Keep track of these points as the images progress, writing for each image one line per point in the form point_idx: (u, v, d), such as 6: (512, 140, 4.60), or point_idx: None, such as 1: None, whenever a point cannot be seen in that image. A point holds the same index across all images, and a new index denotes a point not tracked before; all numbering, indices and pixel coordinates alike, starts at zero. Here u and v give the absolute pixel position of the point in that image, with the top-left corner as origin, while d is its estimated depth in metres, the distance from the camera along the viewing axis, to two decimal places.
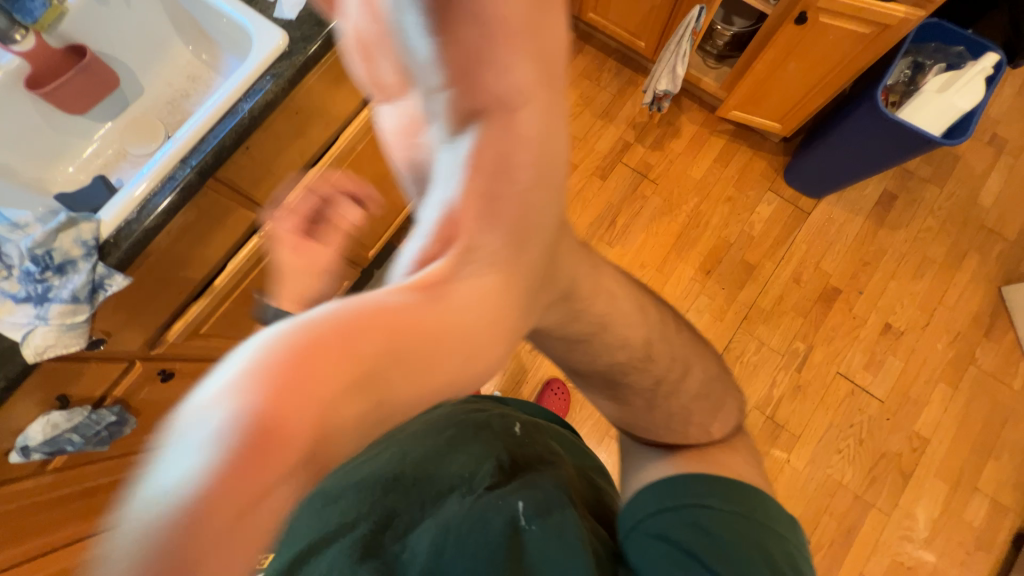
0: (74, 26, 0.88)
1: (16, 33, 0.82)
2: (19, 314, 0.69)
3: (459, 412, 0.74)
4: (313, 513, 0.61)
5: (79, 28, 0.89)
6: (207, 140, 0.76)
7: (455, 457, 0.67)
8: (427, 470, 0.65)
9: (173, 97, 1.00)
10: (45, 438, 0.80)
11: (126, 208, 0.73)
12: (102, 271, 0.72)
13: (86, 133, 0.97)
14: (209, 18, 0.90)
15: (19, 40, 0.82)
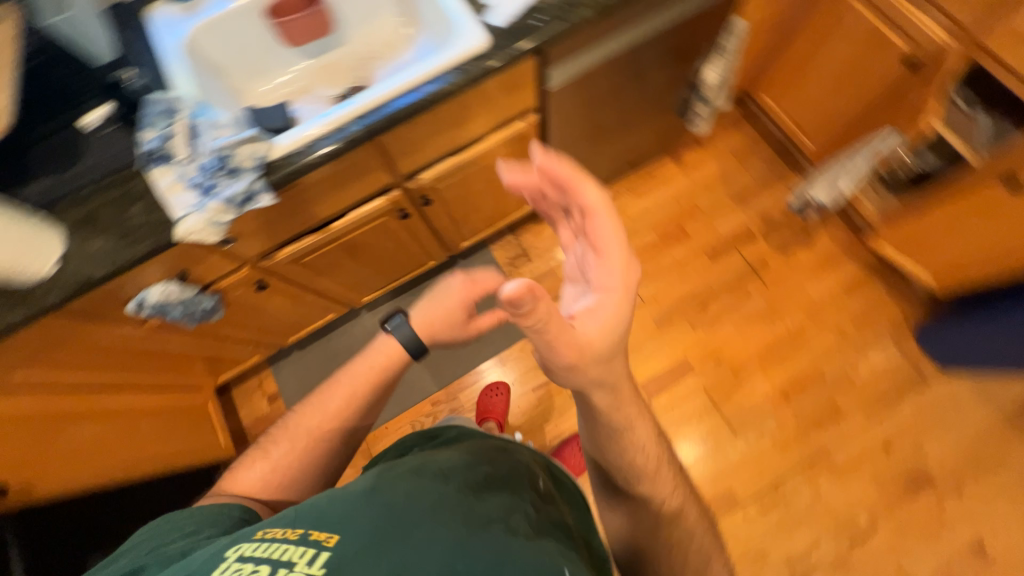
0: None
1: None
2: (186, 196, 0.79)
3: (493, 452, 0.68)
4: (365, 511, 0.53)
5: None
6: (383, 108, 0.84)
7: (492, 487, 0.58)
8: (473, 495, 0.56)
9: (365, 57, 1.10)
10: (157, 300, 0.91)
11: (298, 141, 0.81)
12: (257, 186, 0.79)
13: (289, 64, 1.07)
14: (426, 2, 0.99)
15: None
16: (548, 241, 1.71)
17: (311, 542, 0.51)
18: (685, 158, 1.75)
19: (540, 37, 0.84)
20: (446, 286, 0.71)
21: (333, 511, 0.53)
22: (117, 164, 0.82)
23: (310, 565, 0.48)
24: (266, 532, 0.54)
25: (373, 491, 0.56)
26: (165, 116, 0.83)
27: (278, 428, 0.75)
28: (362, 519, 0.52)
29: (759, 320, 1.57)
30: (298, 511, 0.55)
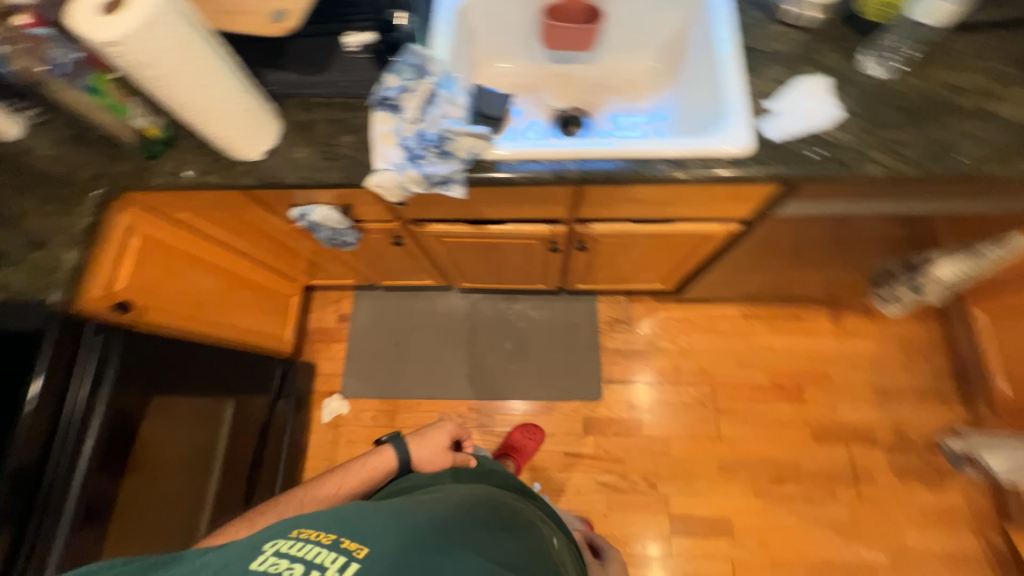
0: None
1: None
2: (392, 152, 0.80)
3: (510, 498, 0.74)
4: (396, 528, 0.56)
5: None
6: (610, 162, 0.78)
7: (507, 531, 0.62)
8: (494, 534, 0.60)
9: (604, 85, 1.06)
10: (316, 219, 0.95)
11: (515, 154, 0.78)
12: (456, 176, 0.78)
13: (532, 59, 1.05)
14: (699, 70, 0.91)
15: None
16: (656, 322, 1.61)
17: (341, 551, 0.53)
18: (842, 320, 1.56)
19: (807, 173, 0.75)
20: (438, 431, 0.92)
21: (369, 521, 0.57)
22: (355, 93, 0.85)
23: (343, 574, 0.50)
24: (297, 533, 0.55)
25: (404, 514, 0.59)
26: (412, 70, 0.83)
27: (270, 502, 0.81)
28: (394, 533, 0.55)
29: (831, 530, 1.37)
30: (329, 516, 0.58)
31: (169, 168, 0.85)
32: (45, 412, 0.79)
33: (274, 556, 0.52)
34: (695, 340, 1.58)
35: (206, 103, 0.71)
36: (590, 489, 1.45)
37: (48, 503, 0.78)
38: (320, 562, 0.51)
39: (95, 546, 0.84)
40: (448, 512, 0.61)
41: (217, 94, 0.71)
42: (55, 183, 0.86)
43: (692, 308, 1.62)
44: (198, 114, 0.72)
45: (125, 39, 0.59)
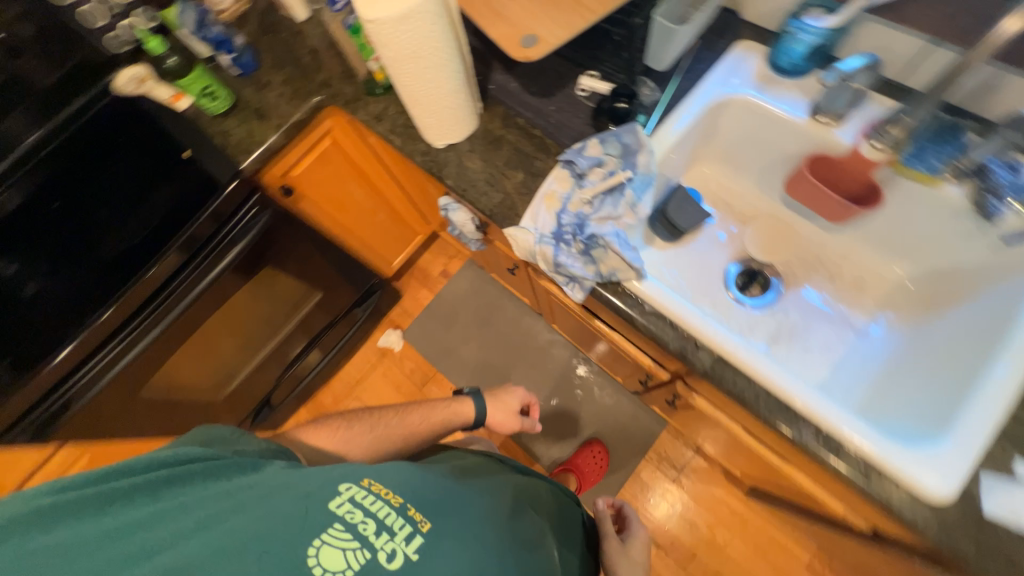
0: (911, 192, 0.70)
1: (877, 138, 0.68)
2: (546, 217, 0.74)
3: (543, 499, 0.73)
4: (461, 510, 0.56)
5: (908, 195, 0.70)
6: (752, 383, 0.62)
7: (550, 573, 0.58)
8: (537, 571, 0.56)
9: (824, 265, 0.84)
10: (452, 218, 0.93)
11: (657, 302, 0.66)
12: (584, 283, 0.70)
13: (762, 189, 0.87)
14: (958, 342, 0.66)
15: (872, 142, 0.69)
16: (708, 495, 1.38)
17: (409, 519, 0.52)
18: None
19: None
20: (512, 394, 0.96)
21: (436, 501, 0.55)
22: (554, 137, 0.80)
23: (409, 546, 0.50)
24: (366, 483, 0.54)
25: (468, 502, 0.57)
26: (620, 149, 0.74)
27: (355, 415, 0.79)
28: (456, 515, 0.55)
29: None
30: (401, 480, 0.56)
31: (374, 109, 0.91)
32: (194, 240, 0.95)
33: (349, 503, 0.52)
34: (730, 542, 1.33)
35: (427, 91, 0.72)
36: None
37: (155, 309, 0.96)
38: (393, 532, 0.51)
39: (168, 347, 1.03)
40: (500, 525, 0.58)
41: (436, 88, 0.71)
42: (299, 73, 0.99)
43: (757, 513, 1.34)
44: (416, 99, 0.73)
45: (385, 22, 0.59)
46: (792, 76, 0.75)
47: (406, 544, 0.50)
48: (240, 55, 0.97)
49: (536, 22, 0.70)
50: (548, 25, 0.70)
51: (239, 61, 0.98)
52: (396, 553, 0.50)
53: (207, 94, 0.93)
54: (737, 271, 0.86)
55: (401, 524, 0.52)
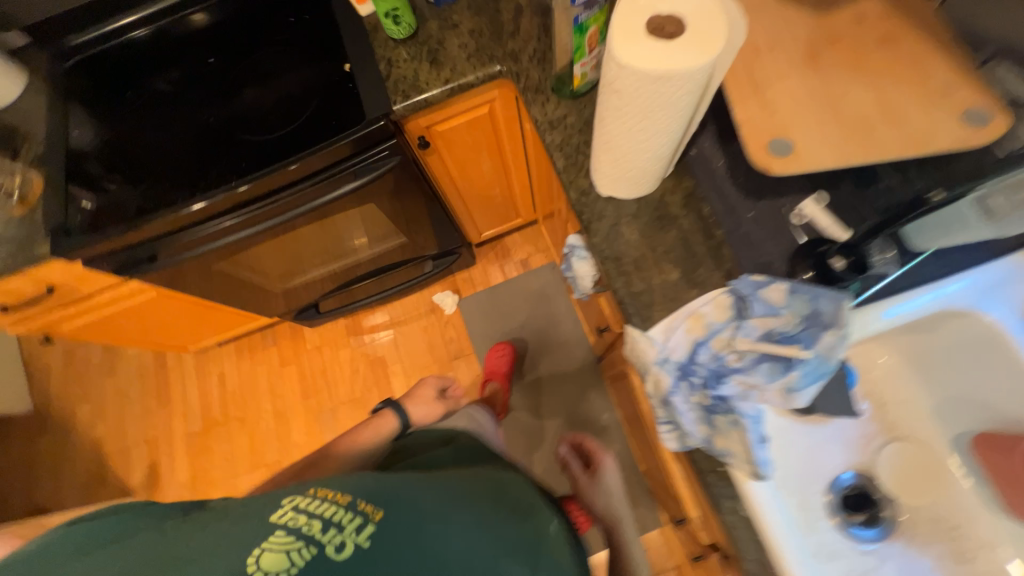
0: None
1: None
2: (679, 340, 0.62)
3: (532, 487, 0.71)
4: (400, 492, 0.53)
5: None
6: None
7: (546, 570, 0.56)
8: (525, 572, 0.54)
9: (957, 537, 0.68)
10: (573, 264, 0.83)
11: (757, 512, 0.55)
12: (685, 439, 0.59)
13: (934, 414, 0.71)
14: None
15: None
16: None
17: (359, 512, 0.49)
18: None
19: None
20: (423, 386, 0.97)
21: (391, 490, 0.53)
22: (735, 253, 0.65)
23: (359, 537, 0.47)
24: (311, 492, 0.50)
25: (428, 492, 0.54)
26: (807, 310, 0.60)
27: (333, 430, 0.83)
28: (404, 497, 0.52)
29: None
30: (348, 482, 0.52)
31: (550, 113, 0.78)
32: (318, 162, 0.88)
33: (293, 510, 0.48)
34: None
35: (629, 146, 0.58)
36: None
37: (265, 204, 0.91)
38: (343, 523, 0.47)
39: (256, 240, 0.99)
40: (478, 515, 0.55)
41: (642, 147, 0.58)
42: (492, 30, 0.86)
43: None
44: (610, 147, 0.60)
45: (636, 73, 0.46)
46: None
47: (364, 542, 0.47)
48: None
49: (800, 126, 0.55)
50: (815, 139, 0.54)
51: None
52: (347, 545, 0.46)
53: (393, 17, 0.84)
54: (848, 484, 0.72)
55: (350, 513, 0.48)
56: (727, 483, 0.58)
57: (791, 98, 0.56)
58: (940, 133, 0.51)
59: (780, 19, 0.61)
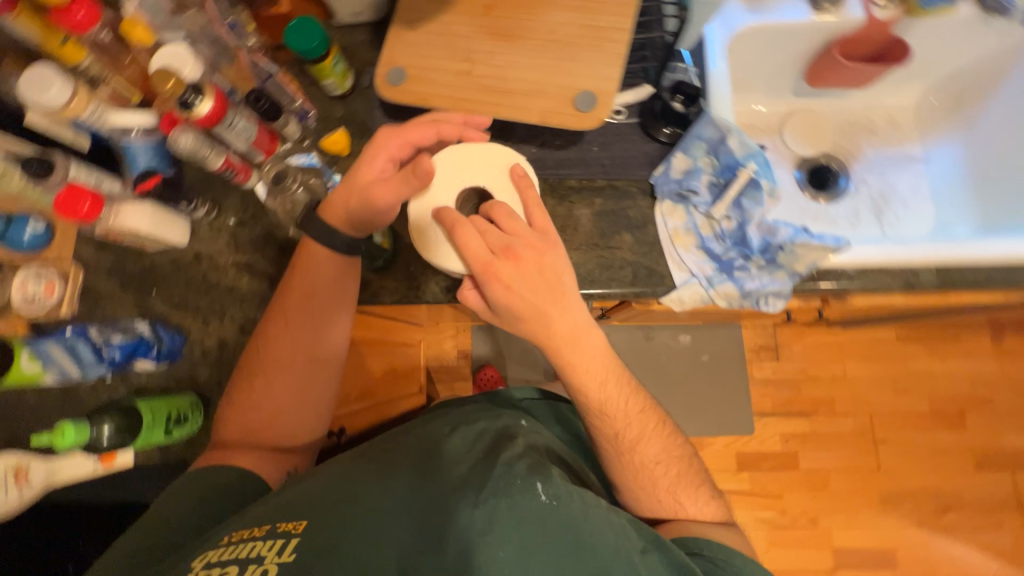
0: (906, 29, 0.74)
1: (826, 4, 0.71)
2: (694, 258, 0.64)
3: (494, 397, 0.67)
4: (324, 509, 0.46)
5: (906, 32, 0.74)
6: (962, 270, 0.63)
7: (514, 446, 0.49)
8: (479, 463, 0.48)
9: (857, 123, 0.87)
10: None
11: (857, 262, 0.63)
12: (781, 290, 0.63)
13: (770, 95, 0.86)
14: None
15: (822, 8, 0.71)
16: (805, 348, 1.48)
17: (278, 534, 0.45)
18: (1005, 343, 1.46)
19: None
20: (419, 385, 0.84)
21: (306, 498, 0.48)
22: (627, 176, 0.67)
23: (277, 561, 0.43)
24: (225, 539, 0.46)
25: (379, 480, 0.48)
26: (705, 146, 0.65)
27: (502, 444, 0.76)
28: (330, 504, 0.46)
29: (994, 557, 1.38)
30: (240, 521, 0.47)
31: (399, 277, 0.66)
32: None
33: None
34: (850, 367, 1.47)
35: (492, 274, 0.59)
36: (751, 530, 1.40)
37: None
38: (257, 555, 0.43)
39: None
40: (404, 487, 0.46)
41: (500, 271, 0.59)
42: (253, 305, 0.69)
43: (849, 335, 1.48)
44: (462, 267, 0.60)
45: (447, 224, 0.50)
46: None
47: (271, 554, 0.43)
48: (159, 343, 0.65)
49: (571, 76, 0.57)
50: (589, 73, 0.57)
51: (164, 351, 0.65)
52: (270, 572, 0.42)
53: (176, 422, 0.62)
54: (806, 176, 0.86)
55: (262, 541, 0.44)
56: (825, 274, 0.64)
57: (539, 70, 0.58)
58: None
59: (447, 39, 0.60)
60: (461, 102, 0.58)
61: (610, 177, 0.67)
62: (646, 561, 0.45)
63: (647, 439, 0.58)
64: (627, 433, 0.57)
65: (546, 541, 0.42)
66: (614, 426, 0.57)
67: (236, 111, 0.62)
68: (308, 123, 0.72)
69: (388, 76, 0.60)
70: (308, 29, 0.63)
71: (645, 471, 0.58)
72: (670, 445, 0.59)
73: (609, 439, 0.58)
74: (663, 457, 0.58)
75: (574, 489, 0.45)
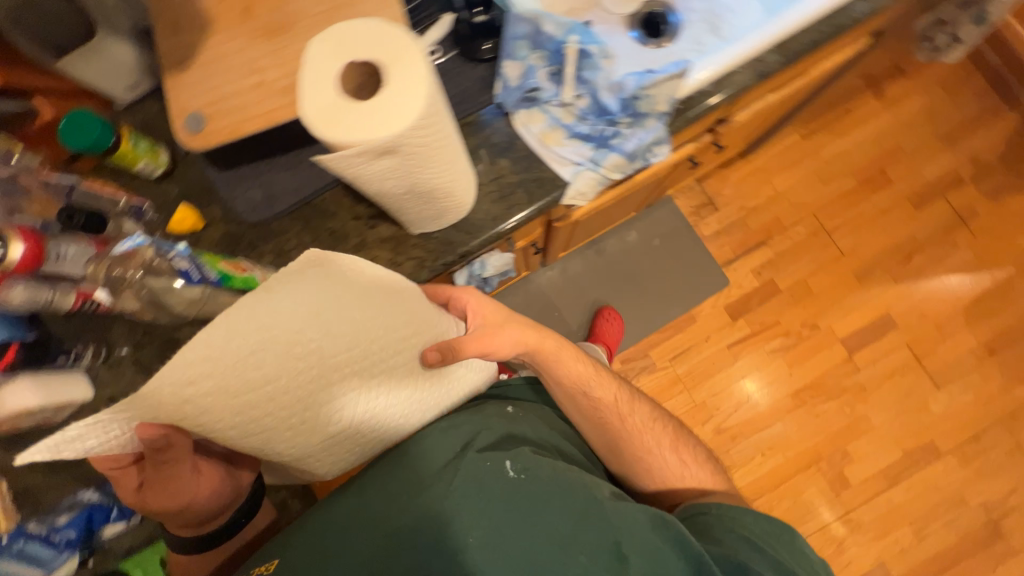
0: None
1: None
2: (572, 150, 0.65)
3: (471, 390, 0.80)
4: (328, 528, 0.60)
5: None
6: (795, 41, 0.66)
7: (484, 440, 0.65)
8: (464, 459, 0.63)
9: None
10: (494, 271, 0.81)
11: (713, 75, 0.64)
12: (661, 136, 0.65)
13: None
14: None
15: None
16: (735, 188, 1.57)
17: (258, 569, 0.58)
18: (888, 95, 1.58)
19: None
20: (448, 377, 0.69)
21: (286, 540, 0.60)
22: (474, 108, 0.66)
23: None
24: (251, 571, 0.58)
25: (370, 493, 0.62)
26: (528, 42, 0.64)
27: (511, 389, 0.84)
28: (326, 525, 0.60)
29: (966, 274, 1.51)
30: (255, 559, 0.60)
31: None
32: None
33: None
34: (779, 183, 1.56)
35: (434, 153, 0.44)
36: (765, 361, 1.51)
37: None
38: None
39: None
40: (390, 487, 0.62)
41: (445, 150, 0.46)
42: None
43: (763, 157, 1.57)
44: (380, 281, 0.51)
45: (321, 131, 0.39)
46: None
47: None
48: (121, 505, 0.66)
49: None
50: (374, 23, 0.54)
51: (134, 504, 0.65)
52: None
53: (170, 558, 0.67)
54: (641, 30, 0.87)
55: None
56: (691, 98, 0.65)
57: None
58: None
59: (226, 62, 0.56)
60: (272, 115, 0.55)
61: (458, 112, 0.66)
62: (614, 503, 0.63)
63: (605, 388, 0.78)
64: (617, 404, 0.78)
65: (512, 507, 0.60)
66: (602, 394, 0.78)
67: (58, 241, 0.56)
68: (149, 218, 0.67)
69: (187, 125, 0.55)
70: (82, 124, 0.58)
71: (632, 429, 0.77)
72: (646, 414, 0.80)
73: (603, 404, 0.77)
74: (647, 419, 0.79)
75: (542, 467, 0.63)
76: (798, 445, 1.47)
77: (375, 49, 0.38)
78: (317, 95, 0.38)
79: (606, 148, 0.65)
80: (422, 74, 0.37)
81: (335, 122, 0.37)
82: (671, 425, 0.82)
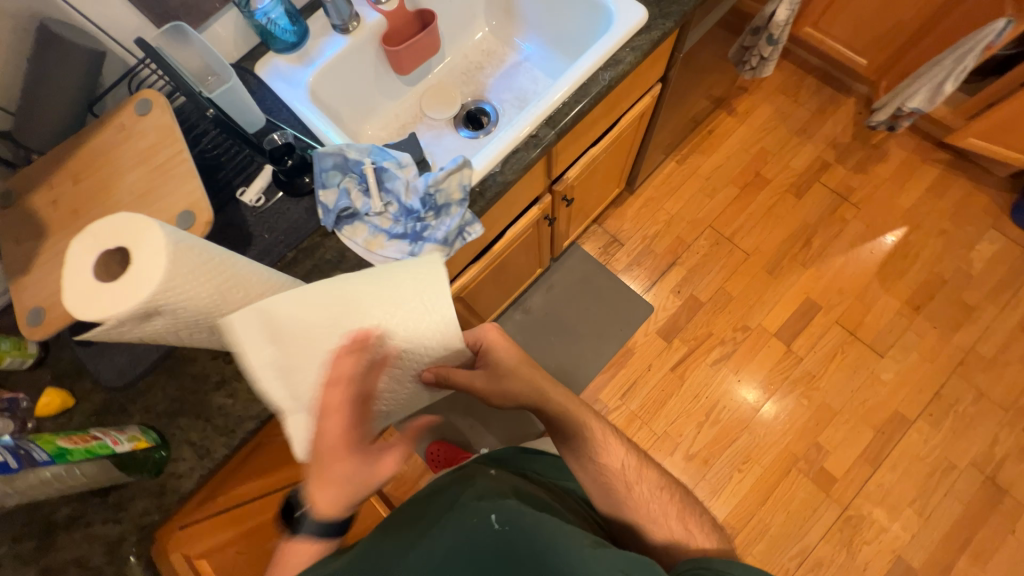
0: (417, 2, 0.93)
1: (350, 25, 0.87)
2: (392, 250, 0.73)
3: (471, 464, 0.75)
4: None
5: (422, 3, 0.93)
6: (561, 113, 0.78)
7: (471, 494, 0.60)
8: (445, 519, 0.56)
9: (467, 69, 1.05)
10: None
11: (496, 158, 0.74)
12: (467, 218, 0.73)
13: (394, 96, 1.01)
14: None
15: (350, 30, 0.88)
16: (633, 221, 1.68)
17: None
18: (738, 110, 1.77)
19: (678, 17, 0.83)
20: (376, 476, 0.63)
21: None
22: (301, 235, 0.74)
23: None
24: None
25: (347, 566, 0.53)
26: (337, 171, 0.74)
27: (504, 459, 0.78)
28: None
29: (865, 242, 1.59)
30: None
31: (187, 456, 0.69)
32: None
33: None
34: (670, 207, 1.68)
35: (215, 301, 0.50)
36: (712, 374, 1.51)
37: None
38: None
39: None
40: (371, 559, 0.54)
41: (229, 297, 0.52)
42: None
43: (649, 189, 1.70)
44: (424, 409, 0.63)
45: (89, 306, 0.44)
46: (304, 39, 0.86)
47: None
48: None
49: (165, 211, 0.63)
50: (179, 197, 0.63)
51: None
52: None
53: None
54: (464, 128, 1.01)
55: None
56: (484, 180, 0.75)
57: None
58: (159, 121, 0.66)
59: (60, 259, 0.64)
60: None
61: (289, 242, 0.74)
62: (598, 553, 0.53)
63: (615, 450, 0.71)
64: (628, 467, 0.70)
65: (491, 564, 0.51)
66: (611, 458, 0.70)
67: None
68: (22, 406, 0.69)
69: (28, 321, 0.62)
70: None
71: (641, 499, 0.68)
72: (658, 482, 0.70)
73: (615, 471, 0.69)
74: (661, 487, 0.70)
75: (526, 516, 0.56)
76: (772, 451, 1.43)
77: (114, 235, 0.44)
78: (76, 283, 0.44)
79: (422, 241, 0.73)
80: (157, 243, 0.44)
81: (88, 303, 0.43)
82: (688, 496, 0.71)
